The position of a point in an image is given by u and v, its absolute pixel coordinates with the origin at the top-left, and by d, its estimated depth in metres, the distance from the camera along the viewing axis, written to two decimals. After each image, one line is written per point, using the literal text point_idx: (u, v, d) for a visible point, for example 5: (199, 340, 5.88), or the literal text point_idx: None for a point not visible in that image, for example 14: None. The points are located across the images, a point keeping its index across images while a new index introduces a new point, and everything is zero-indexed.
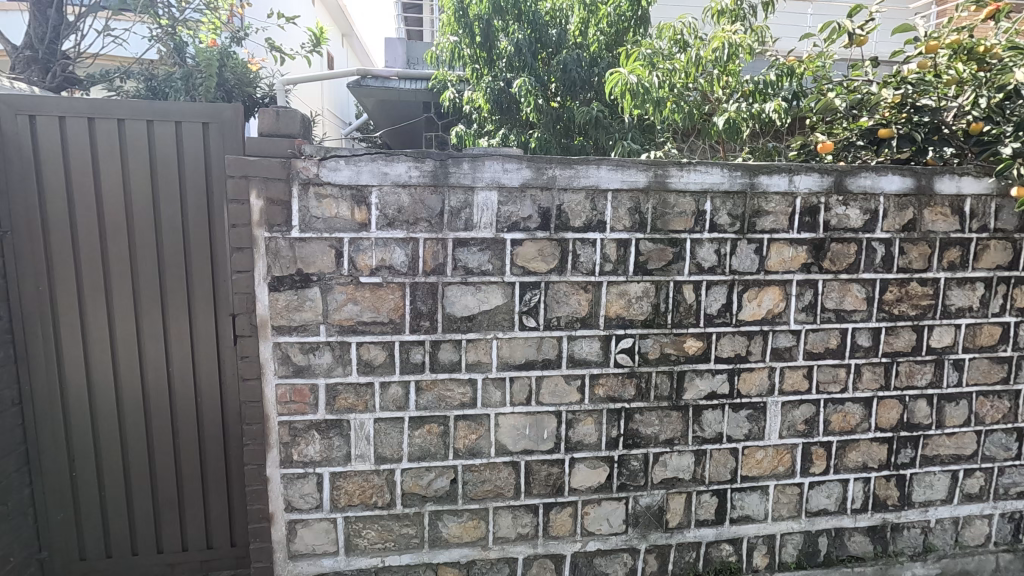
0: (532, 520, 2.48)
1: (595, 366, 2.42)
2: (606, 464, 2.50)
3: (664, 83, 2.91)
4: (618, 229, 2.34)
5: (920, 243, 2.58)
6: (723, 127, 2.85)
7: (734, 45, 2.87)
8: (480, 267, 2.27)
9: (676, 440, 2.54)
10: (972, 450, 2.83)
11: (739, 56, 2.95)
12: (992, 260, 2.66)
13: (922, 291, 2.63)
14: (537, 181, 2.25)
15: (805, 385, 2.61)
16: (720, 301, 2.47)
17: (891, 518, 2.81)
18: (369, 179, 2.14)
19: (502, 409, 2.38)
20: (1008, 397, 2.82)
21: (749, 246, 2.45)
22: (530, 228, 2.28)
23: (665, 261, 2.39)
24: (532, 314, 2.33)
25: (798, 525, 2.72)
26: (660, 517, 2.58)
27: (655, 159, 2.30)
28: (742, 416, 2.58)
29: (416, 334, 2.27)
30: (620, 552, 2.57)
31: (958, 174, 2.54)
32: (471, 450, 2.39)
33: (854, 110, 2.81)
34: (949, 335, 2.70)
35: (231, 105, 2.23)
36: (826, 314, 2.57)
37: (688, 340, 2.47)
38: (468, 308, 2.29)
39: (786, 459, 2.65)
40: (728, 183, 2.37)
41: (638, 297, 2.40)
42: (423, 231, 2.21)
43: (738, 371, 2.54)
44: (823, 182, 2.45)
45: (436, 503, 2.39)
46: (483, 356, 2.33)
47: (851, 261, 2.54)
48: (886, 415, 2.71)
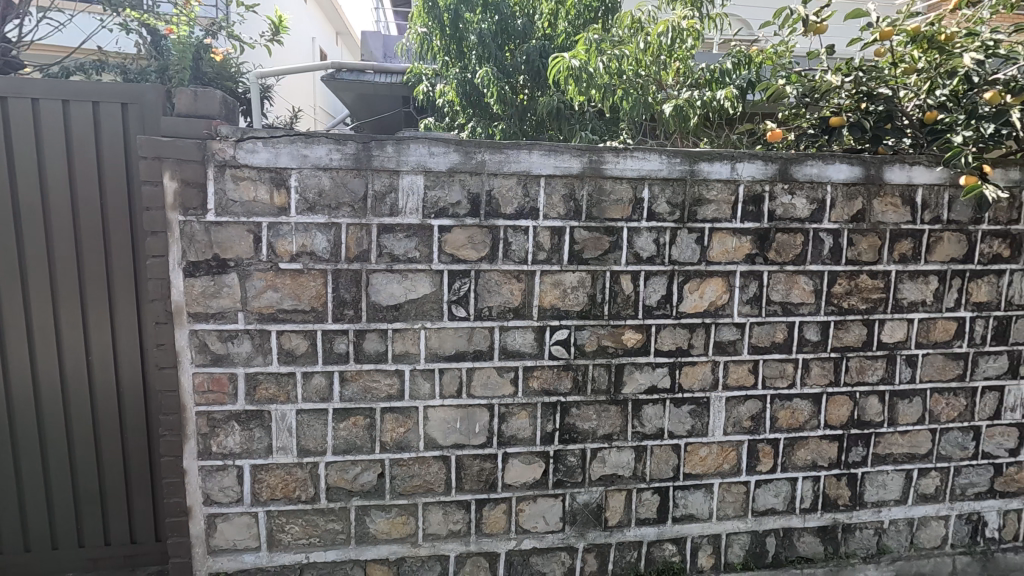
0: (463, 517, 2.41)
1: (529, 358, 2.35)
2: (541, 460, 2.42)
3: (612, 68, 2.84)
4: (551, 216, 2.27)
5: (869, 234, 2.50)
6: (670, 113, 2.78)
7: (680, 29, 2.84)
8: (406, 254, 2.19)
9: (615, 436, 2.46)
10: (926, 449, 2.75)
11: (687, 41, 2.89)
12: (945, 253, 2.58)
13: (872, 284, 2.55)
14: (466, 166, 2.17)
15: (751, 380, 2.53)
16: (660, 292, 2.39)
17: (842, 518, 2.73)
18: (288, 161, 2.07)
19: (431, 401, 2.31)
20: (964, 395, 2.74)
21: (690, 235, 2.37)
22: (459, 214, 2.20)
23: (601, 250, 2.32)
24: (462, 304, 2.26)
25: (744, 525, 2.64)
26: (599, 515, 2.51)
27: (590, 145, 2.23)
28: (684, 411, 2.50)
29: (339, 323, 2.20)
30: (557, 550, 2.50)
31: (908, 164, 2.46)
32: (399, 444, 2.31)
33: (809, 99, 2.73)
34: (901, 330, 2.62)
35: (151, 86, 2.19)
36: (772, 307, 2.48)
37: (627, 332, 2.40)
38: (393, 296, 2.21)
39: (731, 456, 2.57)
40: (667, 170, 2.30)
41: (573, 287, 2.33)
42: (346, 216, 2.14)
43: (679, 364, 2.46)
44: (767, 170, 2.37)
45: (363, 497, 2.32)
46: (410, 347, 2.26)
47: (798, 252, 2.46)
48: (836, 412, 2.63)
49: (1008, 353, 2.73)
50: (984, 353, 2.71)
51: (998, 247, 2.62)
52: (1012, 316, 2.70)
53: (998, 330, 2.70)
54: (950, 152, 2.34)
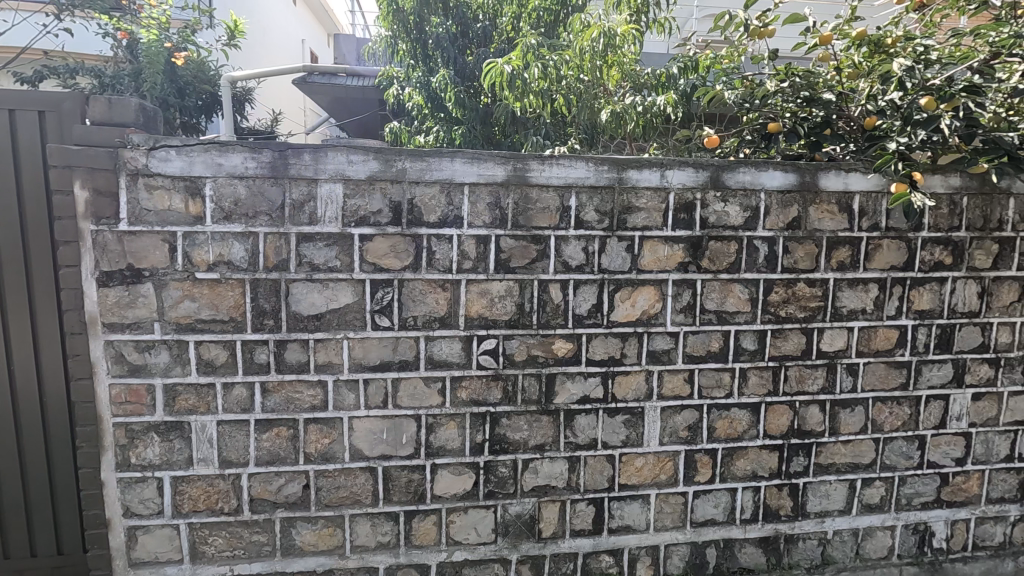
0: (392, 528, 2.38)
1: (457, 368, 2.32)
2: (471, 471, 2.39)
3: (547, 73, 2.86)
4: (476, 225, 2.24)
5: (805, 242, 2.47)
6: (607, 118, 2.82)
7: (613, 33, 2.79)
8: (326, 263, 2.17)
9: (547, 446, 2.43)
10: (870, 458, 2.72)
11: (624, 44, 2.87)
12: (884, 260, 2.55)
13: (810, 292, 2.52)
14: (386, 174, 2.15)
15: (686, 390, 2.50)
16: (590, 302, 2.36)
17: (784, 529, 2.69)
18: (202, 170, 2.05)
19: (355, 412, 2.28)
20: (908, 404, 2.71)
21: (619, 244, 2.34)
22: (380, 223, 2.18)
23: (529, 259, 2.29)
24: (385, 313, 2.23)
25: (682, 536, 2.60)
26: (532, 526, 2.48)
27: (513, 152, 2.20)
28: (618, 421, 2.47)
29: (259, 333, 2.17)
30: (490, 562, 2.47)
31: (844, 170, 2.43)
32: (324, 455, 2.29)
33: (748, 104, 2.73)
34: (841, 339, 2.59)
35: (68, 94, 2.15)
36: (706, 316, 2.45)
37: (557, 341, 2.37)
38: (314, 306, 2.19)
39: (668, 467, 2.54)
40: (594, 177, 2.27)
41: (501, 296, 2.30)
42: (263, 225, 2.11)
43: (612, 374, 2.43)
44: (698, 177, 2.34)
45: (288, 509, 2.29)
46: (333, 357, 2.23)
47: (731, 261, 2.43)
48: (776, 422, 2.60)
49: (952, 361, 2.70)
50: (928, 362, 2.67)
51: (939, 254, 2.58)
52: (955, 324, 2.67)
53: (941, 338, 2.67)
54: (881, 158, 2.34)
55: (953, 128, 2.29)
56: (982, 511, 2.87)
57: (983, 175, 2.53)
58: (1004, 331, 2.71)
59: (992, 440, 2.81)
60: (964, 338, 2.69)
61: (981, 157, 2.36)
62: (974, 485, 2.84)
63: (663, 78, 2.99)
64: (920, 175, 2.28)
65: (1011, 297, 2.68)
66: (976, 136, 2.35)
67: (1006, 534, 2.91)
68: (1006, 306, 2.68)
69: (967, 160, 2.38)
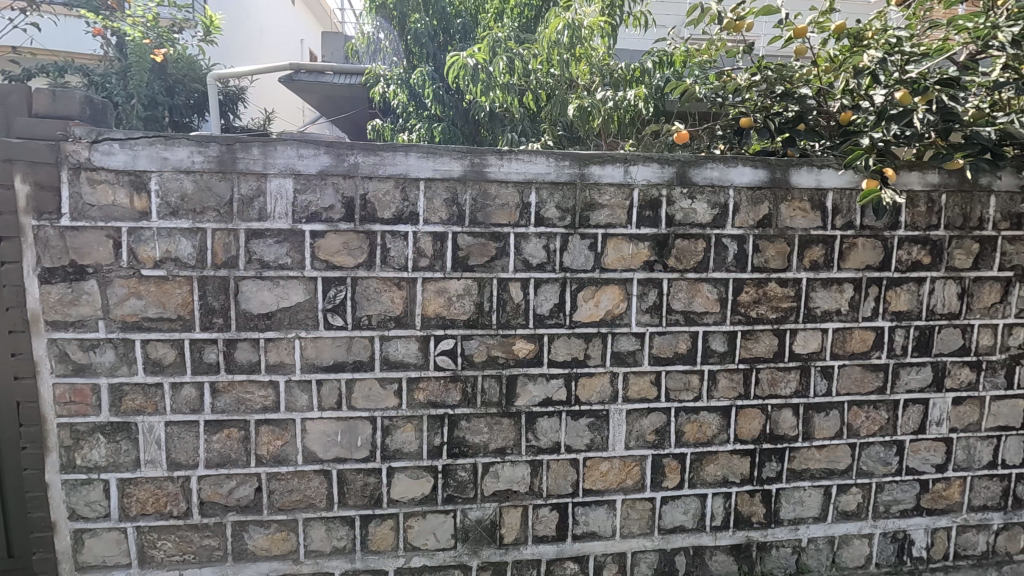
0: (348, 533, 2.32)
1: (413, 369, 2.25)
2: (429, 474, 2.33)
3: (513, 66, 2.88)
4: (432, 221, 2.17)
5: (776, 241, 2.39)
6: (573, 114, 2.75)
7: (577, 27, 2.72)
8: (277, 260, 2.11)
9: (508, 450, 2.37)
10: (846, 464, 2.63)
11: (592, 38, 2.81)
12: (860, 259, 2.47)
13: (782, 293, 2.44)
14: (338, 169, 2.09)
15: (653, 393, 2.43)
16: (552, 301, 2.29)
17: (756, 536, 2.61)
18: (147, 164, 1.99)
19: (309, 413, 2.22)
20: (885, 408, 2.62)
21: (582, 242, 2.27)
22: (332, 219, 2.12)
23: (488, 257, 2.23)
24: (338, 312, 2.17)
25: (650, 543, 2.53)
26: (493, 532, 2.41)
27: (470, 147, 2.14)
28: (582, 424, 2.40)
29: (208, 332, 2.11)
30: (449, 569, 2.40)
31: (817, 167, 2.35)
32: (277, 458, 2.23)
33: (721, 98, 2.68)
34: (815, 341, 2.50)
35: (15, 86, 1.93)
36: (673, 316, 2.38)
37: (518, 342, 2.30)
38: (265, 304, 2.13)
39: (634, 472, 2.47)
40: (555, 173, 2.20)
41: (459, 295, 2.24)
42: (211, 221, 2.06)
43: (575, 376, 2.36)
44: (664, 173, 2.27)
45: (240, 513, 2.24)
46: (285, 357, 2.18)
47: (699, 259, 2.35)
48: (747, 426, 2.52)
49: (931, 364, 2.61)
50: (905, 364, 2.59)
51: (917, 254, 2.50)
52: (934, 326, 2.58)
53: (920, 340, 2.58)
54: (850, 154, 2.28)
55: (927, 125, 2.22)
56: (964, 519, 2.78)
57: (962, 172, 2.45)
58: (985, 333, 2.62)
59: (974, 445, 2.72)
60: (944, 340, 2.60)
61: (956, 153, 2.35)
62: (956, 492, 2.75)
63: (636, 72, 2.83)
64: (892, 169, 2.21)
65: (992, 298, 2.59)
66: (953, 131, 2.29)
67: (989, 542, 2.82)
68: (988, 307, 2.59)
69: (941, 157, 2.38)
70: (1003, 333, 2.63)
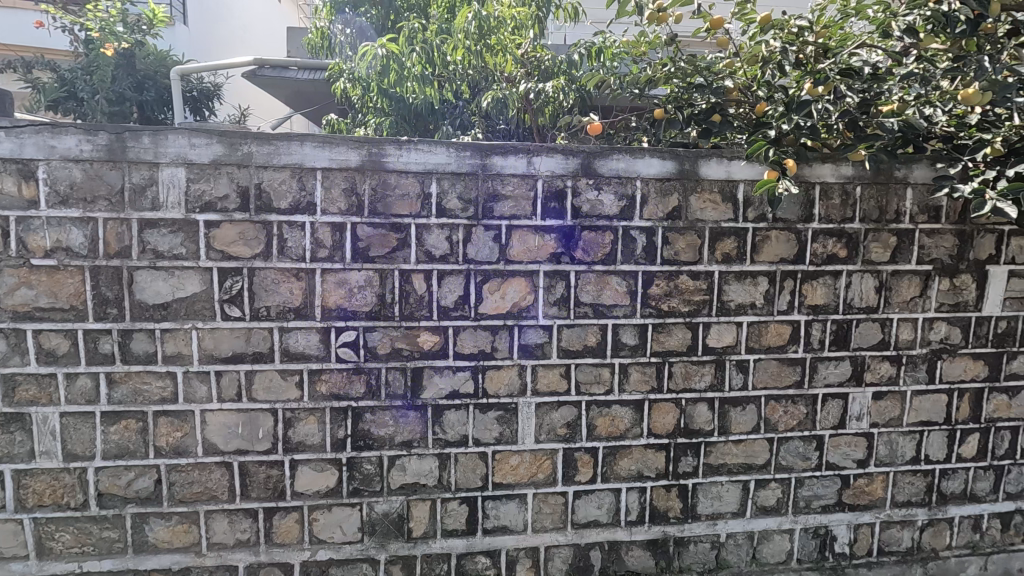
0: (251, 526, 2.31)
1: (315, 361, 2.24)
2: (334, 467, 2.32)
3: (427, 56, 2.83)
4: (330, 212, 2.16)
5: (687, 233, 2.37)
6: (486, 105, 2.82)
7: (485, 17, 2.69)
8: (171, 250, 2.10)
9: (415, 443, 2.35)
10: (764, 459, 2.62)
11: (507, 26, 2.77)
12: (774, 252, 2.45)
13: (694, 286, 2.42)
14: (232, 158, 2.07)
15: (563, 386, 2.41)
16: (456, 293, 2.28)
17: (673, 532, 2.60)
18: (34, 152, 1.98)
19: (208, 404, 2.21)
20: (804, 402, 2.61)
21: (486, 233, 2.26)
22: (227, 209, 2.10)
23: (389, 248, 2.21)
24: (236, 303, 2.16)
25: (563, 538, 2.52)
26: (401, 525, 2.40)
27: (367, 137, 2.12)
28: (490, 417, 2.38)
29: (101, 322, 2.10)
30: (357, 562, 2.39)
31: (727, 158, 2.33)
32: (176, 449, 2.22)
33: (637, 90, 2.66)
34: (730, 334, 2.49)
35: None
36: (581, 309, 2.36)
37: (422, 334, 2.29)
38: (160, 295, 2.11)
39: (545, 466, 2.45)
40: (456, 163, 2.19)
41: (360, 286, 2.22)
42: (102, 211, 2.04)
43: (482, 368, 2.35)
44: (568, 164, 2.25)
45: (139, 505, 2.22)
46: (183, 348, 2.16)
47: (607, 252, 2.33)
48: (661, 420, 2.50)
49: (850, 358, 2.59)
50: (823, 359, 2.57)
51: (833, 247, 2.48)
52: (852, 320, 2.56)
53: (837, 335, 2.56)
54: (754, 145, 2.28)
55: (825, 114, 2.18)
56: (888, 515, 2.76)
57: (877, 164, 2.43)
58: (905, 327, 2.60)
59: (896, 440, 2.71)
60: (863, 334, 2.58)
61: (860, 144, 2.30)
62: (878, 488, 2.73)
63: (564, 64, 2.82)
64: (792, 161, 2.18)
65: (911, 292, 2.57)
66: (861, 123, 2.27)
67: (913, 539, 2.81)
68: (907, 301, 2.58)
69: (845, 148, 2.33)
70: (923, 327, 2.62)
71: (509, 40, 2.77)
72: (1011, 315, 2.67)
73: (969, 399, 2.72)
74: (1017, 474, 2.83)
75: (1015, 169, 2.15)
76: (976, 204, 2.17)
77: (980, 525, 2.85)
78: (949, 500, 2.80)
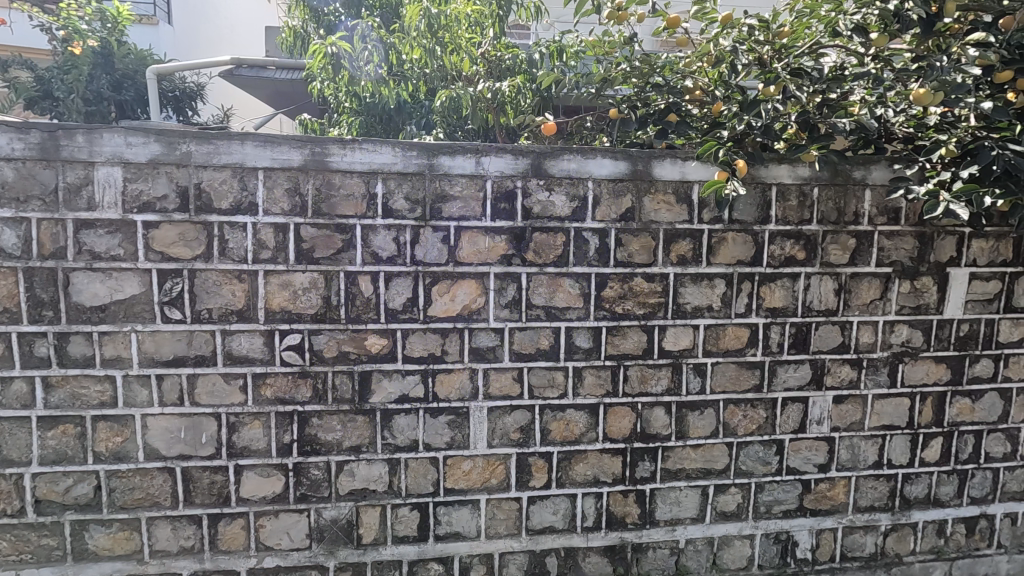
0: (195, 533, 2.26)
1: (259, 365, 2.20)
2: (280, 472, 2.27)
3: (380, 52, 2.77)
4: (273, 212, 2.12)
5: (640, 235, 2.34)
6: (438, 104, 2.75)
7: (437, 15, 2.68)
8: (108, 251, 2.05)
9: (363, 448, 2.31)
10: (723, 464, 2.58)
11: (467, 25, 2.73)
12: (730, 254, 2.41)
13: (649, 288, 2.39)
14: (170, 157, 2.03)
15: (516, 390, 2.37)
16: (404, 295, 2.24)
17: (631, 538, 2.55)
18: None
19: (149, 409, 2.16)
20: (763, 406, 2.57)
21: (435, 234, 2.22)
22: (166, 209, 2.06)
23: (334, 249, 2.17)
24: (176, 306, 2.11)
25: (518, 544, 2.47)
26: (350, 532, 2.35)
27: (310, 136, 2.08)
28: (441, 422, 2.34)
29: (37, 325, 2.05)
30: (305, 569, 2.34)
31: (681, 159, 2.30)
32: (116, 455, 2.17)
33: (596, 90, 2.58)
34: (686, 337, 2.45)
35: None
36: (533, 311, 2.33)
37: (369, 337, 2.25)
38: (97, 297, 2.07)
39: (498, 471, 2.41)
40: (402, 163, 2.15)
41: (305, 288, 2.18)
42: (35, 211, 1.99)
43: (432, 372, 2.31)
44: (517, 165, 2.21)
45: (79, 512, 2.17)
46: (122, 351, 2.11)
47: (559, 253, 2.30)
48: (617, 424, 2.46)
49: (809, 362, 2.56)
50: (782, 362, 2.54)
51: (790, 249, 2.45)
52: (812, 323, 2.53)
53: (797, 338, 2.53)
54: (704, 145, 2.22)
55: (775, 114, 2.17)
56: (850, 521, 2.72)
57: (834, 165, 2.40)
58: (865, 330, 2.57)
59: (858, 445, 2.68)
60: (822, 337, 2.55)
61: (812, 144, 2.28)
62: (841, 493, 2.70)
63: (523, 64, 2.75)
64: (742, 162, 2.14)
65: (871, 294, 2.54)
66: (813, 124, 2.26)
67: (877, 544, 2.77)
68: (867, 304, 2.54)
69: (796, 148, 2.31)
70: (883, 330, 2.59)
71: (464, 39, 2.73)
72: (972, 318, 2.64)
73: (931, 402, 2.69)
74: (981, 479, 2.81)
75: (969, 170, 2.10)
76: (929, 206, 2.14)
77: (944, 530, 2.82)
78: (912, 505, 2.77)
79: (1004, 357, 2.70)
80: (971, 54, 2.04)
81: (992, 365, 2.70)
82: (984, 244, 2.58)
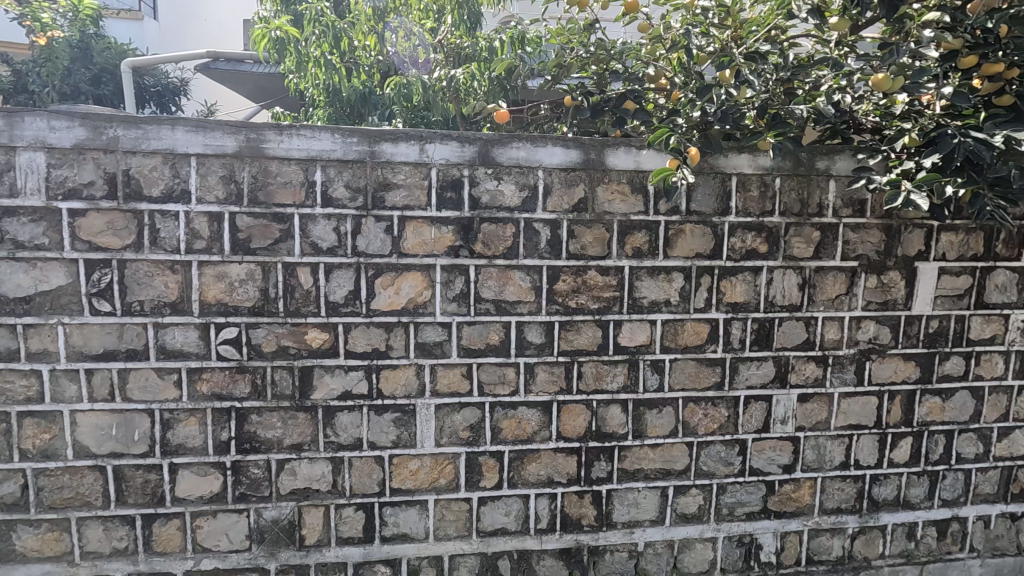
0: (129, 533, 2.18)
1: (194, 359, 2.11)
2: (217, 471, 2.19)
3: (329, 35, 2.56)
4: (206, 200, 2.03)
5: (594, 226, 2.25)
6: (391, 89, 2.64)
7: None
8: (32, 240, 1.97)
9: (305, 447, 2.23)
10: (683, 464, 2.49)
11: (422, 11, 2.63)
12: (688, 247, 2.33)
13: (603, 282, 2.30)
14: (96, 142, 1.95)
15: (465, 386, 2.29)
16: (346, 288, 2.16)
17: (587, 540, 2.47)
18: None
19: (78, 405, 2.08)
20: (725, 405, 2.48)
21: (377, 224, 2.14)
22: (93, 197, 1.98)
23: (271, 239, 2.09)
24: (105, 297, 2.03)
25: (468, 547, 2.39)
26: (292, 533, 2.27)
27: (243, 120, 1.99)
28: (386, 420, 2.26)
29: None
30: (245, 572, 2.26)
31: (636, 147, 2.21)
32: (44, 453, 2.09)
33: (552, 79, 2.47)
34: (643, 333, 2.37)
35: None
36: (482, 306, 2.24)
37: (310, 331, 2.17)
38: (21, 288, 1.98)
39: (447, 470, 2.33)
40: (342, 150, 2.07)
41: (241, 280, 2.10)
42: None
43: (377, 368, 2.22)
44: (463, 152, 2.13)
45: (5, 511, 2.09)
46: (49, 345, 2.03)
47: (508, 245, 2.21)
48: (571, 423, 2.38)
49: (773, 359, 2.47)
50: (744, 359, 2.45)
51: (752, 242, 2.36)
52: (775, 318, 2.44)
53: (759, 334, 2.44)
54: (656, 131, 2.14)
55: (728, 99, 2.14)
56: (816, 523, 2.64)
57: (797, 154, 2.32)
58: (831, 327, 2.49)
59: (824, 445, 2.59)
60: (786, 334, 2.46)
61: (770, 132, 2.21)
62: (806, 495, 2.61)
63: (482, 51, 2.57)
64: (695, 150, 2.06)
65: (837, 289, 2.45)
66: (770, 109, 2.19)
67: (845, 547, 2.69)
68: (832, 299, 2.46)
69: (753, 136, 2.23)
70: (850, 327, 2.50)
71: (418, 22, 2.62)
72: (942, 314, 2.56)
73: (900, 401, 2.61)
74: (953, 480, 2.72)
75: (930, 159, 2.00)
76: (890, 195, 2.05)
77: (914, 533, 2.74)
78: (881, 507, 2.69)
79: (975, 355, 2.62)
80: (927, 36, 1.94)
81: (963, 362, 2.62)
82: (954, 237, 2.50)
